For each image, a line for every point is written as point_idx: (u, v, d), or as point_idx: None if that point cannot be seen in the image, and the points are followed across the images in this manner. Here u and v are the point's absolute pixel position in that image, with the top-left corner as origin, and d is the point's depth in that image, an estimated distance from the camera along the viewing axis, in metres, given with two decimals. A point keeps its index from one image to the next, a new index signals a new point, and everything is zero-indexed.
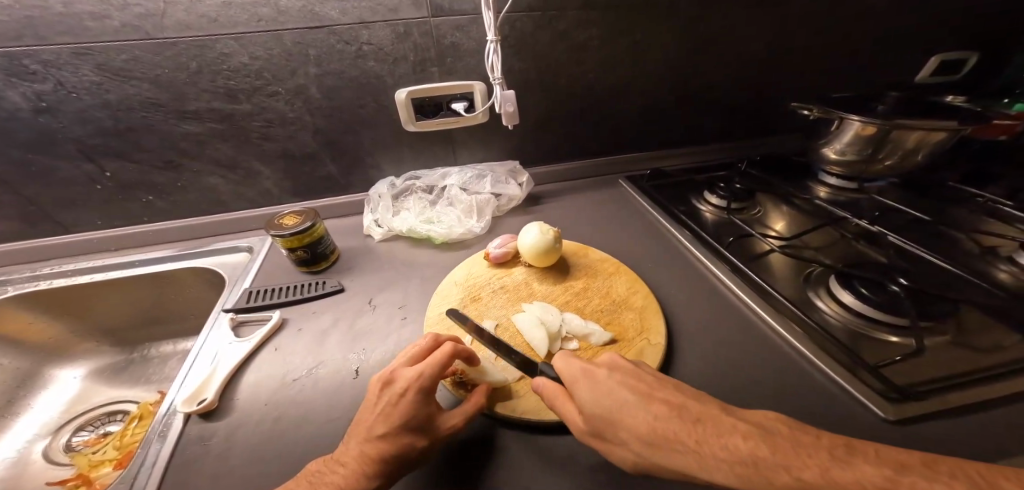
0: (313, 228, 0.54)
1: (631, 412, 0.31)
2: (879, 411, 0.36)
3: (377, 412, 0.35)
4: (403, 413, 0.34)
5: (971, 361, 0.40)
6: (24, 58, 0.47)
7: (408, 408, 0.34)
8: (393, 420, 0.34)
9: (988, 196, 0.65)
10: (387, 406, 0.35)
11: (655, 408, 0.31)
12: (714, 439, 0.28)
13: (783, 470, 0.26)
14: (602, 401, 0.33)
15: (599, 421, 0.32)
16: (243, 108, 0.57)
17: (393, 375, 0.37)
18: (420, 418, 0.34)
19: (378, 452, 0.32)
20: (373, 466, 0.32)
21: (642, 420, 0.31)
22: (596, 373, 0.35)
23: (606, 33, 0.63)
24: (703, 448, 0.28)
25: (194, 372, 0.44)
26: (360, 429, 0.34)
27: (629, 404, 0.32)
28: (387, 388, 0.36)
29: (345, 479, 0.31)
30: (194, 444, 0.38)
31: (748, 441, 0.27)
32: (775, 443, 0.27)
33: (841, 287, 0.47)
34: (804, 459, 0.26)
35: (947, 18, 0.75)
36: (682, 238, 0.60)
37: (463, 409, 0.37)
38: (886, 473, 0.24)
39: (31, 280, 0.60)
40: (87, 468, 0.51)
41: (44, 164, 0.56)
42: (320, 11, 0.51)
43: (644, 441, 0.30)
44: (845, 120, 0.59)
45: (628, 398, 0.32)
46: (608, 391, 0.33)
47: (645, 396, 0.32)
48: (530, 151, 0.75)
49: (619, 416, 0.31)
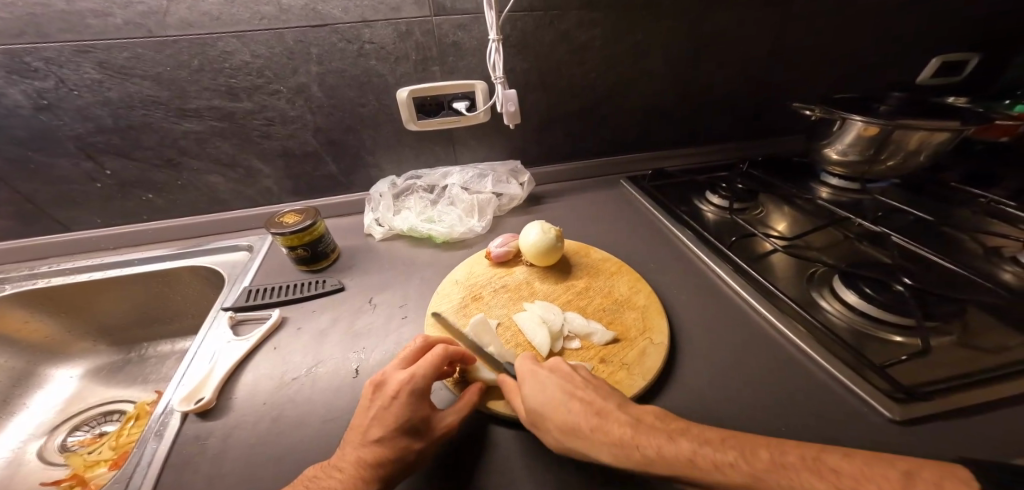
0: (313, 227, 0.53)
1: (553, 405, 0.34)
2: (887, 412, 0.35)
3: (369, 417, 0.34)
4: (397, 415, 0.34)
5: (977, 362, 0.40)
6: (26, 56, 0.47)
7: (401, 410, 0.34)
8: (389, 423, 0.33)
9: (991, 197, 0.64)
10: (380, 410, 0.35)
11: (573, 402, 0.34)
12: (604, 428, 0.32)
13: (643, 452, 0.30)
14: (537, 397, 0.36)
15: (532, 410, 0.35)
16: (244, 106, 0.57)
17: (384, 379, 0.37)
18: (415, 419, 0.34)
19: (374, 455, 0.32)
20: (369, 468, 0.31)
21: (559, 413, 0.34)
22: (537, 372, 0.38)
23: (607, 34, 0.63)
24: (595, 434, 0.32)
25: (192, 370, 0.43)
26: (356, 434, 0.34)
27: (555, 400, 0.35)
28: (378, 393, 0.36)
29: (342, 483, 0.30)
30: (191, 444, 0.37)
31: (627, 429, 0.31)
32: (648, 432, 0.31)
33: (845, 287, 0.47)
34: (658, 443, 0.30)
35: (947, 20, 0.75)
36: (682, 238, 0.59)
37: (458, 406, 0.36)
38: (733, 459, 0.28)
39: (28, 278, 0.59)
40: (82, 468, 0.51)
41: (44, 162, 0.56)
42: (322, 10, 0.51)
43: (558, 428, 0.33)
44: (846, 120, 0.59)
45: (558, 393, 0.35)
46: (541, 386, 0.36)
47: (568, 392, 0.35)
48: (532, 151, 0.75)
49: (544, 408, 0.35)
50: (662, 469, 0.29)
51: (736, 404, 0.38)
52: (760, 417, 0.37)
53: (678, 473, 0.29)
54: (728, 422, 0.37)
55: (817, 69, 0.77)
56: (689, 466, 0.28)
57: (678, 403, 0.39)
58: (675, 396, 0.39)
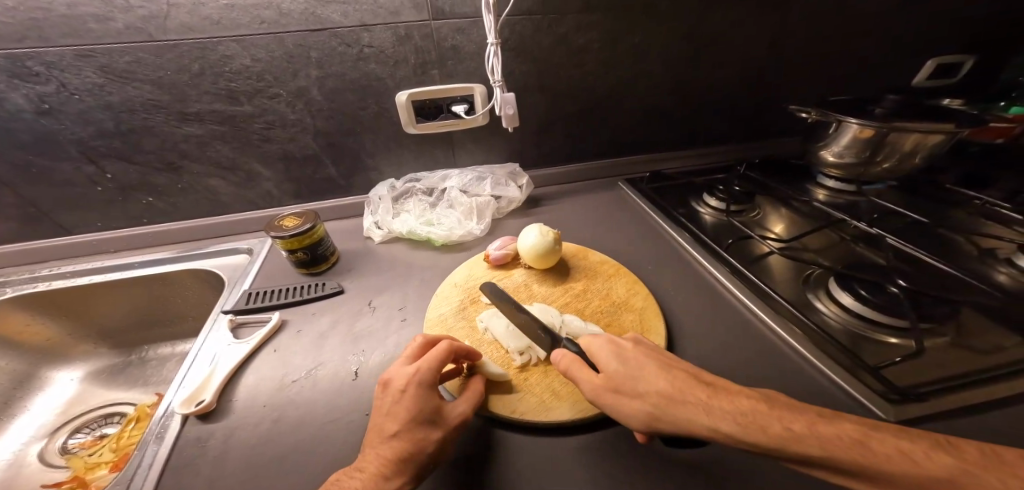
0: (313, 230, 0.53)
1: (653, 373, 0.33)
2: (879, 412, 0.36)
3: (383, 414, 0.34)
4: (409, 409, 0.34)
5: (971, 363, 0.40)
6: (27, 60, 0.47)
7: (413, 403, 0.34)
8: (402, 417, 0.33)
9: (986, 199, 0.65)
10: (391, 405, 0.35)
11: (674, 373, 0.33)
12: (723, 398, 0.31)
13: (776, 423, 0.28)
14: (628, 365, 0.35)
15: (619, 377, 0.34)
16: (244, 110, 0.57)
17: (391, 376, 0.37)
18: (428, 412, 0.34)
19: (395, 450, 0.32)
20: (392, 464, 0.31)
21: (662, 381, 0.33)
22: (621, 344, 0.37)
23: (606, 37, 0.64)
24: (712, 402, 0.30)
25: (192, 373, 0.43)
26: (374, 433, 0.34)
27: (652, 369, 0.34)
28: (387, 389, 0.36)
29: (366, 482, 0.30)
30: (192, 446, 0.37)
31: (753, 401, 0.30)
32: (776, 406, 0.30)
33: (840, 289, 0.47)
34: (795, 416, 0.29)
35: (942, 22, 0.76)
36: (680, 240, 0.60)
37: (468, 396, 0.37)
38: (864, 430, 0.27)
39: (30, 281, 0.60)
40: (82, 470, 0.51)
41: (46, 165, 0.56)
42: (322, 14, 0.52)
43: (660, 396, 0.32)
44: (842, 123, 0.60)
45: (652, 363, 0.34)
46: (630, 356, 0.36)
47: (665, 364, 0.35)
48: (530, 154, 0.75)
49: (642, 375, 0.34)
50: (804, 445, 0.27)
51: None
52: None
53: (829, 449, 0.26)
54: None
55: (814, 71, 0.78)
56: (834, 439, 0.27)
57: None
58: None
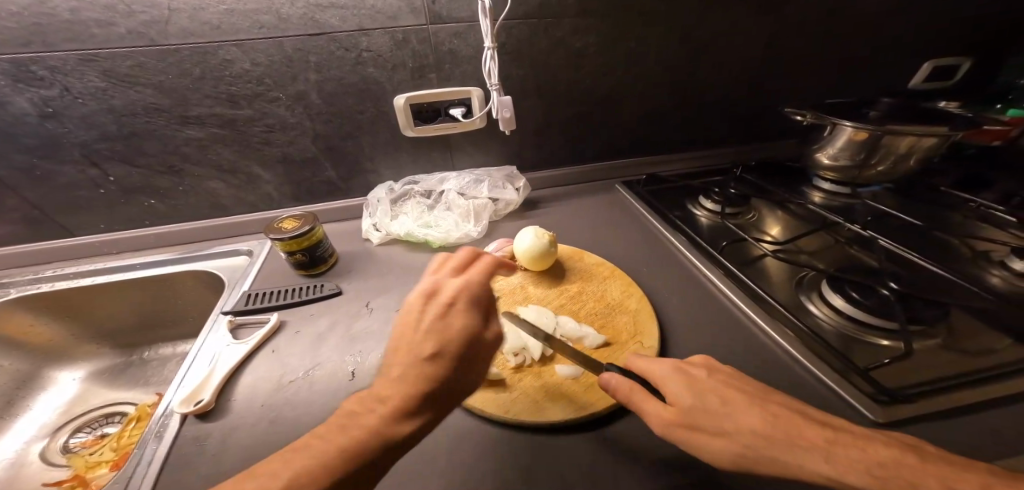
0: (312, 232, 0.54)
1: (742, 410, 0.30)
2: (870, 414, 0.36)
3: (413, 334, 0.32)
4: (457, 329, 0.32)
5: (958, 365, 0.40)
6: (32, 65, 0.48)
7: (461, 323, 0.32)
8: (438, 339, 0.31)
9: (980, 201, 0.65)
10: (430, 325, 0.32)
11: (770, 407, 0.30)
12: (847, 442, 0.27)
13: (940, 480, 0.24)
14: (701, 395, 0.32)
15: (694, 411, 0.31)
16: (244, 114, 0.58)
17: (434, 291, 0.34)
18: (467, 336, 0.32)
19: (423, 377, 0.30)
20: (417, 395, 0.29)
21: (751, 419, 0.29)
22: (692, 372, 0.34)
23: (602, 40, 0.64)
24: (833, 447, 0.27)
25: (192, 373, 0.44)
26: (406, 355, 0.31)
27: (742, 403, 0.31)
28: (430, 302, 0.34)
29: (385, 416, 0.28)
30: (190, 444, 0.38)
31: (893, 449, 0.26)
32: (925, 457, 0.26)
33: (833, 291, 0.48)
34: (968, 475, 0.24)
35: (936, 26, 0.76)
36: (675, 242, 0.60)
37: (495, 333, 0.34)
38: None
39: (33, 282, 0.61)
40: (83, 469, 0.52)
41: (49, 168, 0.57)
42: (320, 19, 0.52)
43: (752, 437, 0.29)
44: (836, 126, 0.60)
45: (740, 397, 0.31)
46: (711, 388, 0.32)
47: (756, 397, 0.31)
48: (527, 156, 0.76)
49: (724, 412, 0.30)
50: None
51: None
52: None
53: None
54: None
55: (811, 74, 0.78)
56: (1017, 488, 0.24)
57: None
58: None
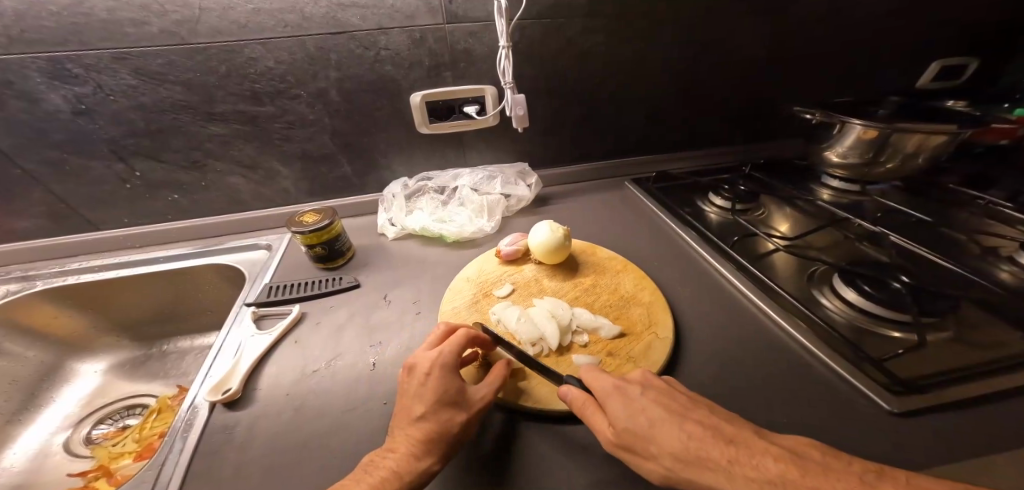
0: (332, 226, 0.56)
1: (664, 430, 0.31)
2: (885, 404, 0.37)
3: (411, 396, 0.36)
4: (434, 391, 0.36)
5: (971, 356, 0.41)
6: (67, 62, 0.50)
7: (438, 385, 0.36)
8: (429, 397, 0.35)
9: (989, 199, 0.66)
10: (418, 389, 0.36)
11: (688, 426, 0.31)
12: (746, 462, 0.28)
13: None
14: (629, 415, 0.33)
15: (628, 434, 0.32)
16: (266, 110, 0.59)
17: (414, 361, 0.39)
18: (452, 394, 0.36)
19: (427, 429, 0.34)
20: (422, 443, 0.33)
21: (670, 439, 0.31)
22: (627, 389, 0.35)
23: (614, 39, 0.65)
24: (734, 468, 0.28)
25: (218, 364, 0.45)
26: (402, 415, 0.35)
27: (664, 421, 0.32)
28: (412, 373, 0.38)
29: (399, 462, 0.32)
30: (220, 432, 0.39)
31: (780, 464, 0.28)
32: (808, 471, 0.27)
33: (845, 285, 0.49)
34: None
35: (942, 26, 0.77)
36: (686, 237, 0.61)
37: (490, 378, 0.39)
38: None
39: (59, 275, 0.62)
40: (107, 459, 0.53)
41: (78, 164, 0.59)
42: (342, 18, 0.54)
43: (672, 457, 0.30)
44: (845, 124, 0.61)
45: (662, 413, 0.32)
46: (637, 407, 0.33)
47: (679, 414, 0.32)
48: (539, 154, 0.77)
49: (650, 433, 0.31)
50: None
51: (736, 395, 0.39)
52: (764, 406, 0.38)
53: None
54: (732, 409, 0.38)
55: (819, 73, 0.79)
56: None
57: None
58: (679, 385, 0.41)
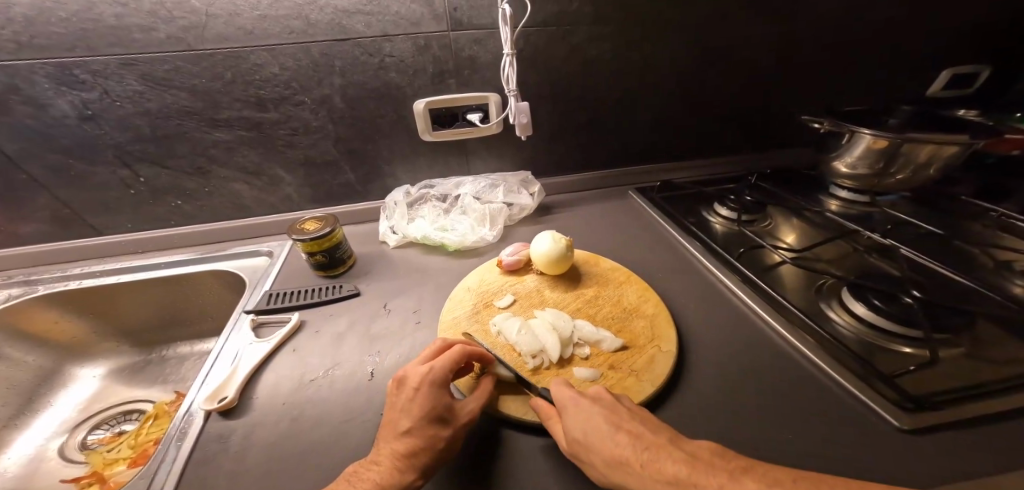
0: (332, 233, 0.55)
1: (601, 439, 0.32)
2: (893, 420, 0.35)
3: (398, 410, 0.36)
4: (422, 406, 0.35)
5: (988, 373, 0.40)
6: (75, 69, 0.51)
7: (426, 400, 0.35)
8: (417, 413, 0.34)
9: (1001, 211, 0.65)
10: (406, 403, 0.36)
11: (618, 433, 0.32)
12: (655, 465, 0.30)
13: None
14: (577, 424, 0.34)
15: (574, 442, 0.33)
16: (271, 116, 0.60)
17: (405, 374, 0.38)
18: (440, 409, 0.35)
19: (412, 443, 0.33)
20: (407, 458, 0.32)
21: (604, 446, 0.32)
22: (579, 401, 0.35)
23: (618, 48, 0.65)
24: (647, 471, 0.30)
25: (215, 372, 0.45)
26: (388, 429, 0.35)
27: (601, 430, 0.33)
28: (401, 387, 0.37)
29: (383, 475, 0.31)
30: (213, 442, 0.38)
31: (680, 466, 0.29)
32: (706, 473, 0.28)
33: (853, 299, 0.47)
34: None
35: (950, 36, 0.77)
36: (691, 249, 0.60)
37: (479, 395, 0.38)
38: None
39: (61, 279, 0.62)
40: (101, 466, 0.52)
41: (84, 168, 0.59)
42: (347, 25, 0.54)
43: (605, 463, 0.31)
44: (855, 133, 0.60)
45: (601, 423, 0.33)
46: (582, 418, 0.34)
47: (613, 423, 0.33)
48: (542, 162, 0.77)
49: (590, 442, 0.32)
50: None
51: (742, 411, 0.38)
52: (772, 423, 0.37)
53: None
54: (737, 423, 0.37)
55: (826, 81, 0.78)
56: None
57: (690, 404, 0.39)
58: (685, 399, 0.40)
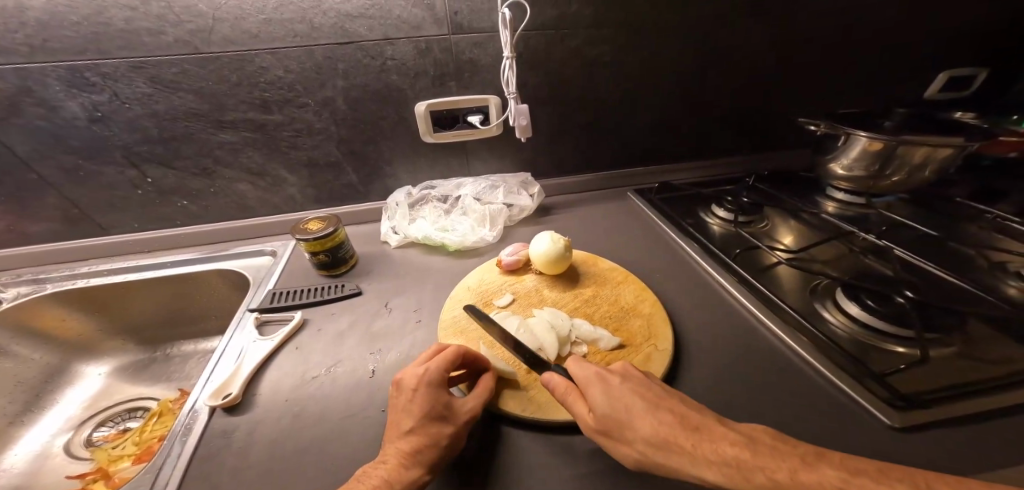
0: (335, 233, 0.56)
1: (642, 417, 0.32)
2: (885, 418, 0.36)
3: (400, 410, 0.36)
4: (422, 405, 0.36)
5: (978, 372, 0.40)
6: (86, 71, 0.52)
7: (425, 400, 0.36)
8: (417, 412, 0.35)
9: (997, 213, 0.65)
10: (406, 404, 0.36)
11: (660, 414, 0.33)
12: (707, 443, 0.30)
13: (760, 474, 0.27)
14: (611, 404, 0.34)
15: (606, 420, 0.33)
16: (275, 118, 0.61)
17: (402, 377, 0.39)
18: (439, 407, 0.36)
19: (416, 441, 0.34)
20: (412, 456, 0.33)
21: (647, 424, 0.32)
22: (609, 380, 0.36)
23: (617, 51, 0.66)
24: (698, 449, 0.30)
25: (219, 369, 0.46)
26: (391, 429, 0.36)
27: (639, 410, 0.33)
28: (400, 389, 0.38)
29: (389, 472, 0.32)
30: (218, 437, 0.39)
31: (736, 447, 0.29)
32: (761, 453, 0.29)
33: (847, 299, 0.48)
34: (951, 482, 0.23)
35: (946, 39, 0.77)
36: (688, 250, 0.61)
37: (478, 392, 0.39)
38: None
39: (69, 278, 0.63)
40: (105, 462, 0.53)
41: (93, 169, 0.60)
42: (350, 28, 0.55)
43: (644, 441, 0.31)
44: (851, 136, 0.61)
45: (637, 402, 0.33)
46: (617, 394, 0.34)
47: (652, 404, 0.33)
48: (542, 163, 0.78)
49: (630, 418, 0.32)
50: None
51: (735, 408, 0.39)
52: (765, 421, 0.38)
53: None
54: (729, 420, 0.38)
55: (824, 83, 0.79)
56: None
57: None
58: None
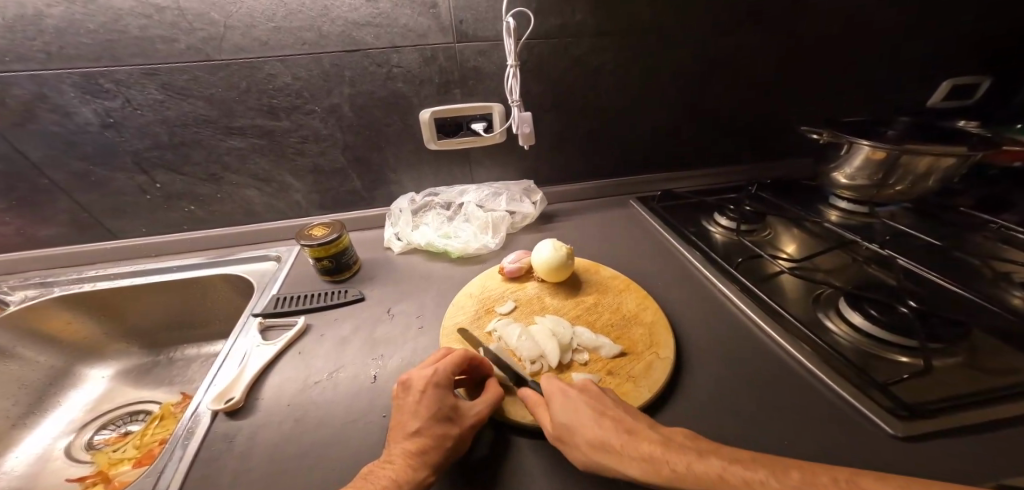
0: (339, 239, 0.57)
1: (585, 423, 0.33)
2: (889, 428, 0.36)
3: (406, 412, 0.36)
4: (429, 406, 0.36)
5: (983, 382, 0.40)
6: (100, 78, 0.53)
7: (432, 401, 0.36)
8: (425, 413, 0.35)
9: (1001, 223, 0.66)
10: (413, 405, 0.37)
11: (602, 419, 0.34)
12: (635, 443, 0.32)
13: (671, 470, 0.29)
14: (563, 412, 0.35)
15: (561, 427, 0.34)
16: (282, 124, 0.62)
17: (409, 378, 0.39)
18: (445, 409, 0.36)
19: (423, 441, 0.34)
20: (419, 456, 0.33)
21: (588, 430, 0.33)
22: (567, 390, 0.37)
23: (619, 60, 0.67)
24: (625, 450, 0.31)
25: (223, 373, 0.46)
26: (397, 430, 0.36)
27: (585, 417, 0.34)
28: (407, 390, 0.38)
29: (397, 472, 0.32)
30: (220, 441, 0.39)
31: (658, 447, 0.31)
32: (678, 452, 0.30)
33: (850, 308, 0.48)
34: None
35: (948, 50, 0.78)
36: (690, 258, 0.61)
37: (484, 397, 0.39)
38: None
39: (77, 281, 0.64)
40: (106, 465, 0.53)
41: (104, 174, 0.61)
42: (357, 37, 0.56)
43: (586, 444, 0.33)
44: (853, 144, 0.61)
45: (585, 410, 0.35)
46: (569, 404, 0.35)
47: (597, 410, 0.35)
48: (544, 171, 0.78)
49: (574, 425, 0.34)
50: None
51: (737, 417, 0.39)
52: (767, 429, 0.37)
53: None
54: (726, 429, 0.38)
55: (825, 92, 0.80)
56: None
57: (685, 411, 0.40)
58: (680, 407, 0.40)
